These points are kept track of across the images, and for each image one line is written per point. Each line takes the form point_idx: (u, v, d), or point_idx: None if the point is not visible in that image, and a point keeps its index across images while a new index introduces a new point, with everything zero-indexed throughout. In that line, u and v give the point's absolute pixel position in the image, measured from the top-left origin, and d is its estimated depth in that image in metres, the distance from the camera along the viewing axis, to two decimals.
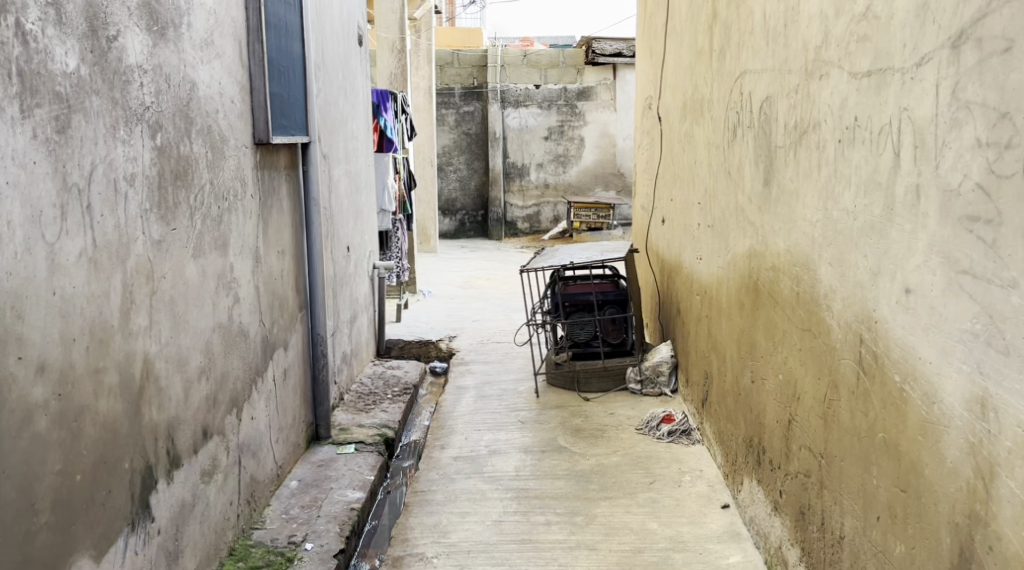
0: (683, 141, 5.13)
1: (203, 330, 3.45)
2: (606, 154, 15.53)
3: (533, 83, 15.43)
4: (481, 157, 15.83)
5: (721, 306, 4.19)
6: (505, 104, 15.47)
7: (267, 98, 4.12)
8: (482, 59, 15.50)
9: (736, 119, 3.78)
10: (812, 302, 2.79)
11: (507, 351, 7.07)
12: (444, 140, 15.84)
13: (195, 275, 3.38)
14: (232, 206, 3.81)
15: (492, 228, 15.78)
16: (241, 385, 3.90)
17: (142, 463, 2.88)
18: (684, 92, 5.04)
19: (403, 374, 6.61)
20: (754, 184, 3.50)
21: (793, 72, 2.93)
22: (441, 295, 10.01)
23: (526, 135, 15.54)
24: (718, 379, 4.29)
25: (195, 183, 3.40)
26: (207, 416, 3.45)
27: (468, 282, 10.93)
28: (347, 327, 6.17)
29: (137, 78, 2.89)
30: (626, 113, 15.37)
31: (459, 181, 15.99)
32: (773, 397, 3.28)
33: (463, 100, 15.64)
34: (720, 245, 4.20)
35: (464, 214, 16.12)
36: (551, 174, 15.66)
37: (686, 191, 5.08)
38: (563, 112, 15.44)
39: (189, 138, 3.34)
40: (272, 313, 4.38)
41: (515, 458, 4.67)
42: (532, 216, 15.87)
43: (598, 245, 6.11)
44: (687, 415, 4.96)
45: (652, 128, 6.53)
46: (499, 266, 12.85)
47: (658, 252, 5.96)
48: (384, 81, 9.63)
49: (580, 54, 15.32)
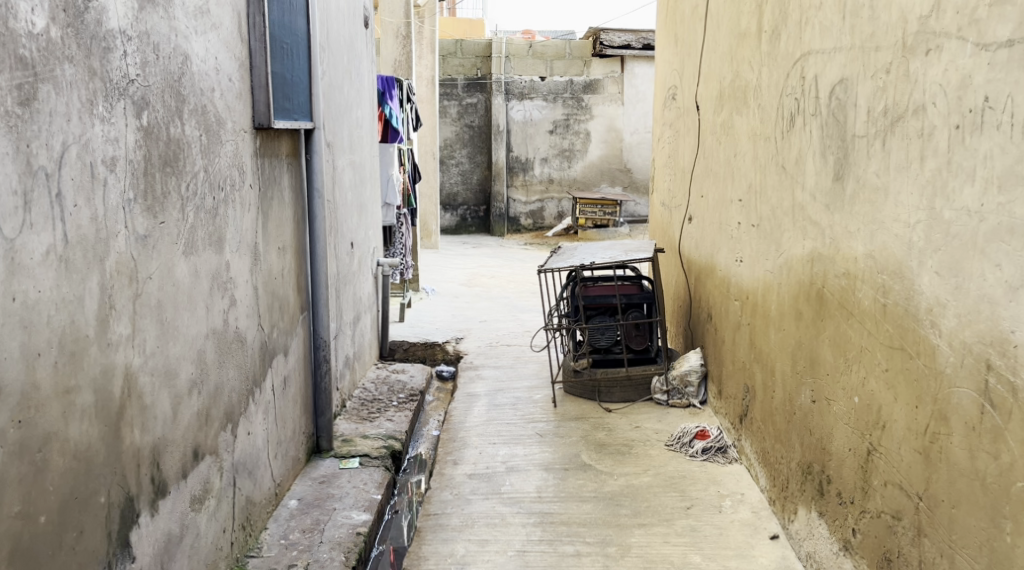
0: (719, 133, 4.74)
1: (194, 337, 3.05)
2: (613, 149, 15.16)
3: (538, 75, 15.01)
4: (484, 150, 15.43)
5: (769, 315, 3.81)
6: (510, 96, 15.07)
7: (268, 79, 3.70)
8: (486, 49, 15.07)
9: (796, 106, 3.38)
10: (906, 317, 2.40)
11: (518, 355, 6.68)
12: (446, 133, 15.43)
13: (186, 274, 2.97)
14: (229, 198, 3.40)
15: (494, 224, 15.37)
16: (238, 397, 3.49)
17: (122, 494, 2.47)
18: (723, 81, 4.65)
19: (409, 379, 6.21)
20: (820, 179, 3.10)
21: (883, 50, 2.52)
22: (444, 293, 9.60)
23: (530, 128, 15.17)
24: (763, 394, 3.91)
25: (187, 170, 2.98)
26: (198, 436, 3.05)
27: (472, 280, 10.53)
28: (350, 328, 5.77)
29: (120, 46, 2.48)
30: (634, 108, 15.01)
31: (461, 175, 15.59)
32: (843, 421, 2.89)
33: (466, 91, 15.23)
34: (769, 247, 3.80)
35: (465, 209, 15.72)
36: (556, 169, 15.27)
37: (722, 188, 4.69)
38: (569, 105, 15.04)
39: (181, 119, 2.93)
40: (271, 316, 3.97)
41: (536, 477, 4.28)
42: (535, 212, 15.47)
43: (618, 243, 5.72)
44: (722, 430, 4.56)
45: (678, 121, 6.15)
46: (503, 263, 12.46)
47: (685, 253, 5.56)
48: (388, 68, 9.21)
49: (587, 45, 14.91)
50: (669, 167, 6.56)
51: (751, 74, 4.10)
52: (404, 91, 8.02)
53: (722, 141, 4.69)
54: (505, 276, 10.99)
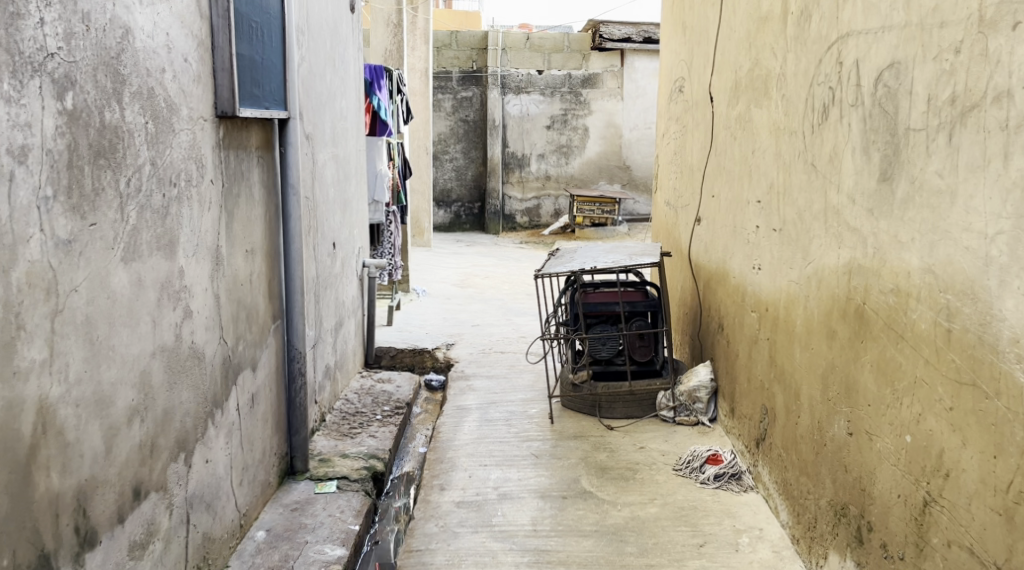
0: (735, 129, 4.34)
1: (137, 356, 2.63)
2: (611, 146, 14.76)
3: (536, 68, 14.59)
4: (479, 146, 15.00)
5: (794, 332, 3.41)
6: (506, 90, 14.67)
7: (233, 61, 3.27)
8: (482, 41, 14.63)
9: (831, 96, 2.97)
10: (979, 348, 2.00)
11: (512, 364, 6.27)
12: (440, 127, 15.00)
13: (127, 285, 2.56)
14: (184, 196, 2.98)
15: (489, 221, 14.96)
16: (193, 422, 3.07)
17: (32, 553, 2.06)
18: (739, 72, 4.25)
19: (394, 390, 5.80)
20: (862, 179, 2.69)
21: (954, 27, 2.11)
22: (436, 294, 9.19)
23: (526, 123, 14.76)
24: (785, 418, 3.51)
25: (129, 163, 2.57)
26: (140, 471, 2.63)
27: (464, 281, 10.12)
28: (331, 336, 5.36)
29: (34, 12, 2.06)
30: (633, 103, 14.59)
31: (455, 171, 15.16)
32: (886, 461, 2.49)
33: (460, 84, 14.80)
34: (794, 256, 3.40)
35: (459, 206, 15.30)
36: (553, 165, 14.86)
37: (738, 188, 4.29)
38: (567, 100, 14.64)
39: (121, 102, 2.51)
40: (236, 327, 3.55)
41: (531, 507, 3.87)
42: (531, 209, 15.06)
43: (620, 246, 5.33)
44: (735, 454, 4.16)
45: (686, 116, 5.75)
46: (498, 262, 12.05)
47: (694, 257, 5.15)
48: (378, 58, 8.78)
49: (586, 38, 14.50)
50: (675, 166, 6.17)
51: (774, 62, 3.69)
52: (394, 82, 7.59)
53: (738, 137, 4.29)
54: (499, 277, 10.58)
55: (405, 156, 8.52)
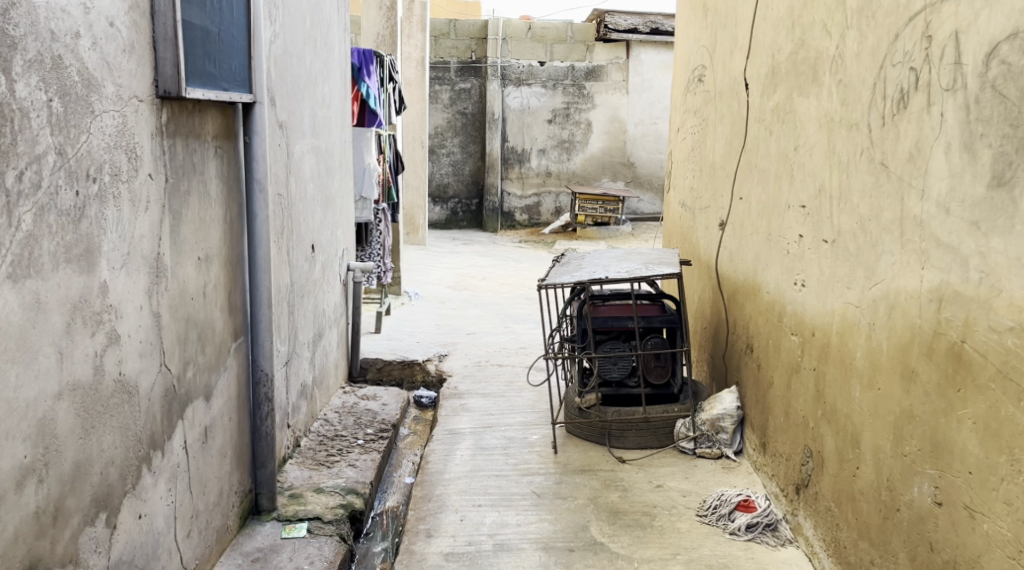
0: (772, 121, 3.78)
1: (35, 399, 2.07)
2: (615, 141, 14.18)
3: (537, 60, 14.02)
4: (478, 140, 14.42)
5: (850, 366, 2.85)
6: (506, 81, 14.09)
7: (177, 29, 2.69)
8: (482, 30, 14.04)
9: (912, 79, 2.40)
10: None
11: (510, 380, 5.70)
12: (437, 120, 14.42)
13: (16, 308, 2.00)
14: (111, 193, 2.41)
15: (486, 219, 14.39)
16: (120, 471, 2.49)
17: None
18: (780, 55, 3.68)
19: (379, 409, 5.23)
20: (966, 185, 2.12)
21: None
22: (429, 298, 8.62)
23: (527, 116, 14.18)
24: (835, 466, 2.95)
25: (21, 152, 2.01)
26: (36, 546, 2.08)
27: (460, 283, 9.55)
28: (308, 349, 4.78)
29: None
30: (639, 97, 14.02)
31: (452, 165, 14.57)
32: (997, 549, 1.96)
33: (459, 75, 14.22)
34: (852, 274, 2.83)
35: (456, 202, 14.71)
36: (554, 161, 14.29)
37: (775, 191, 3.74)
38: (569, 93, 14.06)
39: (9, 74, 1.95)
40: (184, 350, 2.98)
41: (531, 562, 3.30)
42: (531, 207, 14.49)
43: (634, 254, 4.77)
44: (770, 500, 3.58)
45: (708, 109, 5.21)
46: (496, 263, 11.48)
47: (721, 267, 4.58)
48: (370, 43, 8.20)
49: (591, 29, 13.93)
50: (693, 165, 5.62)
51: (826, 41, 3.12)
52: (386, 68, 7.02)
53: (776, 131, 3.73)
54: (497, 279, 10.01)
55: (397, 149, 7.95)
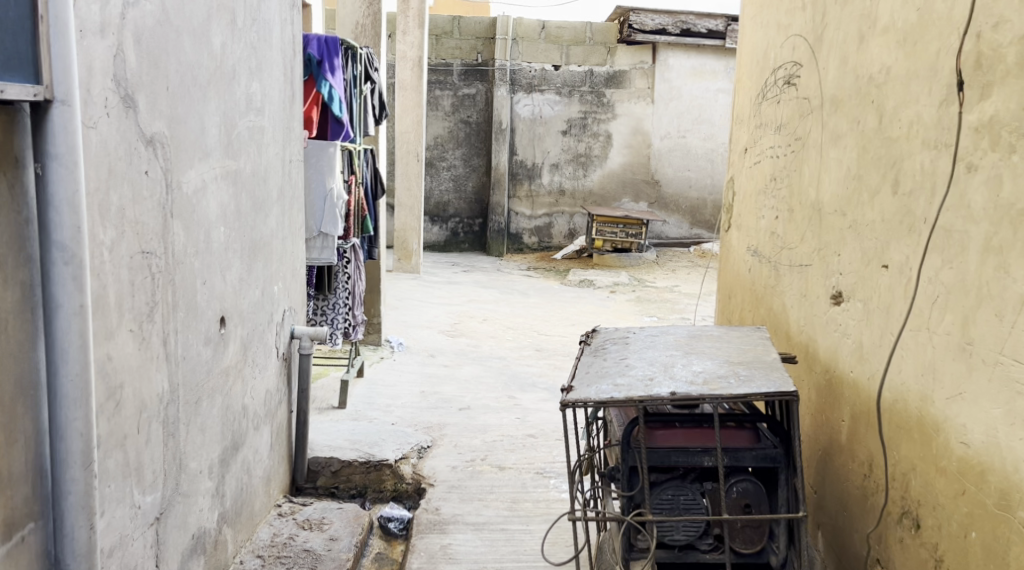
0: (984, 147, 2.20)
1: None
2: (637, 156, 12.68)
3: (551, 63, 12.47)
4: (482, 152, 12.83)
5: None
6: (516, 88, 12.52)
7: None
8: (490, 29, 12.44)
9: None
10: None
11: (515, 498, 4.15)
12: (436, 129, 12.77)
13: None
14: None
15: (490, 242, 12.76)
16: None
17: None
18: (1005, 35, 2.12)
19: (325, 551, 3.59)
20: None
21: None
22: (417, 349, 7.02)
23: (539, 126, 12.62)
24: None
25: None
26: None
27: (456, 326, 7.96)
28: (213, 476, 3.19)
29: None
30: (665, 107, 12.53)
31: (453, 180, 12.95)
32: None
33: (462, 79, 12.62)
34: None
35: (456, 221, 13.06)
36: (568, 178, 12.76)
37: (990, 272, 2.15)
38: (587, 102, 12.56)
39: None
40: None
41: None
42: (541, 228, 12.95)
43: (708, 344, 3.15)
44: None
45: (810, 126, 3.64)
46: (501, 297, 9.90)
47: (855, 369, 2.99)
48: (347, 35, 6.61)
49: (613, 29, 12.43)
50: (780, 202, 4.06)
51: None
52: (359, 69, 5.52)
53: (993, 166, 2.15)
54: (500, 320, 8.43)
55: (378, 168, 6.34)
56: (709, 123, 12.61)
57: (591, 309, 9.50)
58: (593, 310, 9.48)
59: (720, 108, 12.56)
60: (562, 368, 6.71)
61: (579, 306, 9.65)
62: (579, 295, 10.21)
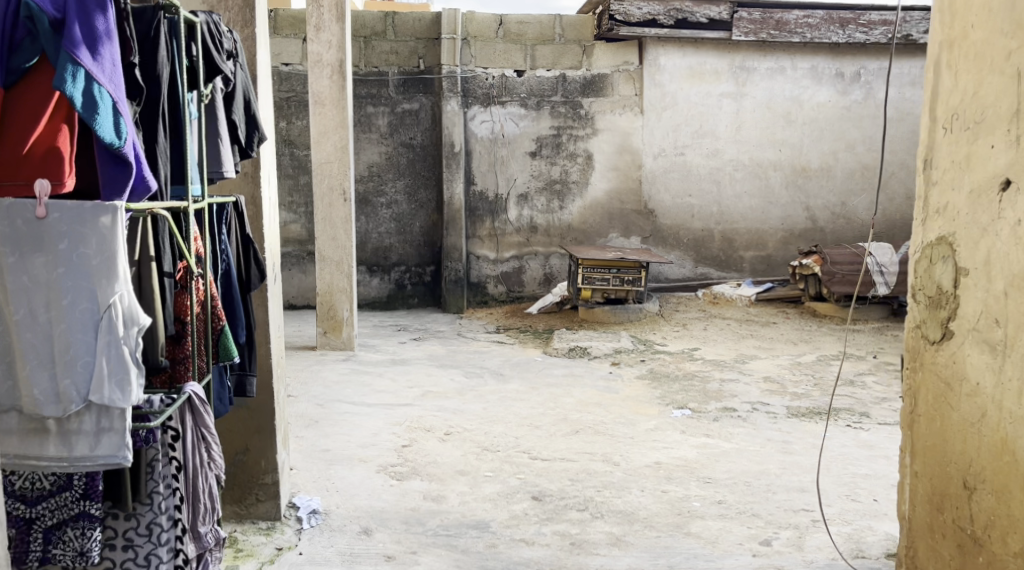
0: None
1: None
2: (625, 180, 10.22)
3: (513, 68, 9.94)
4: (431, 183, 10.18)
5: None
6: (469, 100, 9.94)
7: None
8: (433, 27, 9.85)
9: None
10: None
11: None
12: (369, 156, 10.05)
13: None
14: None
15: (447, 295, 10.07)
16: None
17: None
18: None
19: None
20: None
21: None
22: (342, 519, 4.32)
23: (501, 147, 10.06)
24: None
25: None
26: None
27: (405, 455, 5.28)
28: None
29: None
30: (658, 117, 10.10)
31: (395, 220, 10.22)
32: None
33: (401, 92, 9.97)
34: None
35: (402, 271, 10.33)
36: (541, 210, 10.22)
37: None
38: (560, 115, 10.06)
39: None
40: None
41: None
42: (510, 274, 10.34)
43: None
44: None
45: None
46: (466, 381, 7.22)
47: None
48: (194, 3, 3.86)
49: (587, 24, 9.97)
50: None
51: None
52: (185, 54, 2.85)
53: None
54: (470, 433, 5.75)
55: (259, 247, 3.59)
56: (713, 136, 10.18)
57: (593, 396, 6.87)
58: (596, 396, 6.86)
59: (724, 117, 10.16)
60: (584, 546, 4.10)
61: (575, 391, 7.01)
62: (572, 372, 7.57)
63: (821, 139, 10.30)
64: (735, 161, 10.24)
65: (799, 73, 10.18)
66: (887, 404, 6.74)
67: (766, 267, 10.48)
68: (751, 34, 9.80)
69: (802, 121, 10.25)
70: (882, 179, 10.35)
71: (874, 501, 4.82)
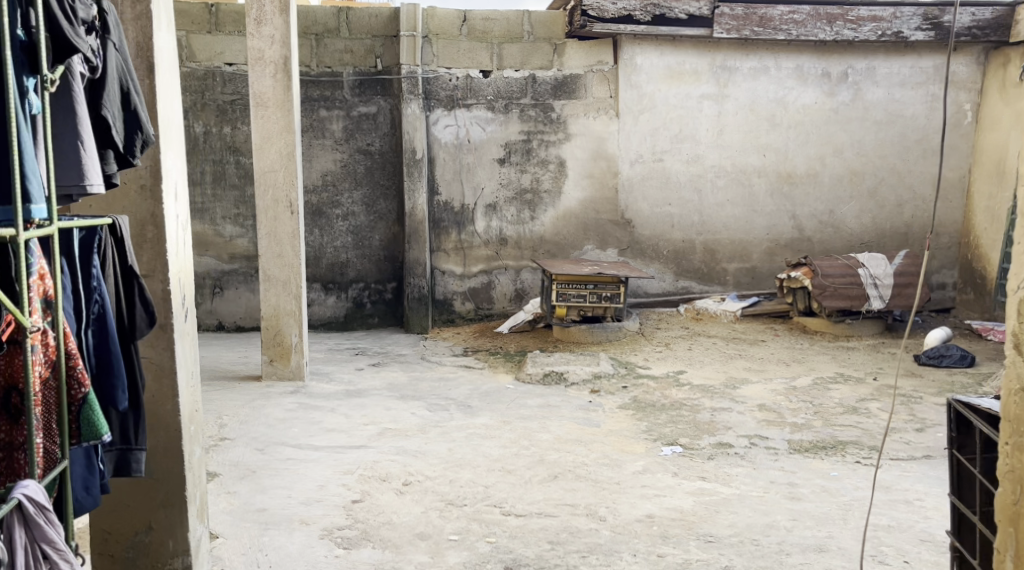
0: None
1: None
2: (601, 188, 9.51)
3: (478, 68, 9.22)
4: (392, 193, 9.40)
5: None
6: (431, 103, 9.21)
7: None
8: (390, 24, 9.10)
9: None
10: None
11: None
12: (323, 163, 9.26)
13: None
14: None
15: (409, 314, 9.29)
16: None
17: None
18: None
19: None
20: None
21: None
22: None
23: (466, 153, 9.33)
24: None
25: None
26: None
27: (354, 514, 4.49)
28: None
29: None
30: (635, 120, 9.40)
31: (353, 233, 9.43)
32: None
33: (358, 94, 9.20)
34: None
35: (360, 288, 9.53)
36: (510, 221, 9.48)
37: None
38: (529, 118, 9.34)
39: None
40: None
41: None
42: (477, 290, 9.59)
43: None
44: None
45: None
46: (429, 415, 6.44)
47: None
48: None
49: (558, 20, 9.25)
50: None
51: None
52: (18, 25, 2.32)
53: None
54: (432, 483, 4.98)
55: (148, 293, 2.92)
56: (693, 140, 9.51)
57: (572, 431, 6.11)
58: (575, 432, 6.10)
59: (705, 120, 9.49)
60: None
61: (551, 425, 6.23)
62: (547, 402, 6.80)
63: (807, 143, 9.63)
64: (717, 168, 9.57)
65: (783, 73, 9.52)
66: (898, 436, 6.05)
67: (751, 279, 9.81)
68: (733, 31, 9.11)
69: (787, 124, 9.58)
70: (873, 186, 9.72)
71: (905, 563, 4.10)
